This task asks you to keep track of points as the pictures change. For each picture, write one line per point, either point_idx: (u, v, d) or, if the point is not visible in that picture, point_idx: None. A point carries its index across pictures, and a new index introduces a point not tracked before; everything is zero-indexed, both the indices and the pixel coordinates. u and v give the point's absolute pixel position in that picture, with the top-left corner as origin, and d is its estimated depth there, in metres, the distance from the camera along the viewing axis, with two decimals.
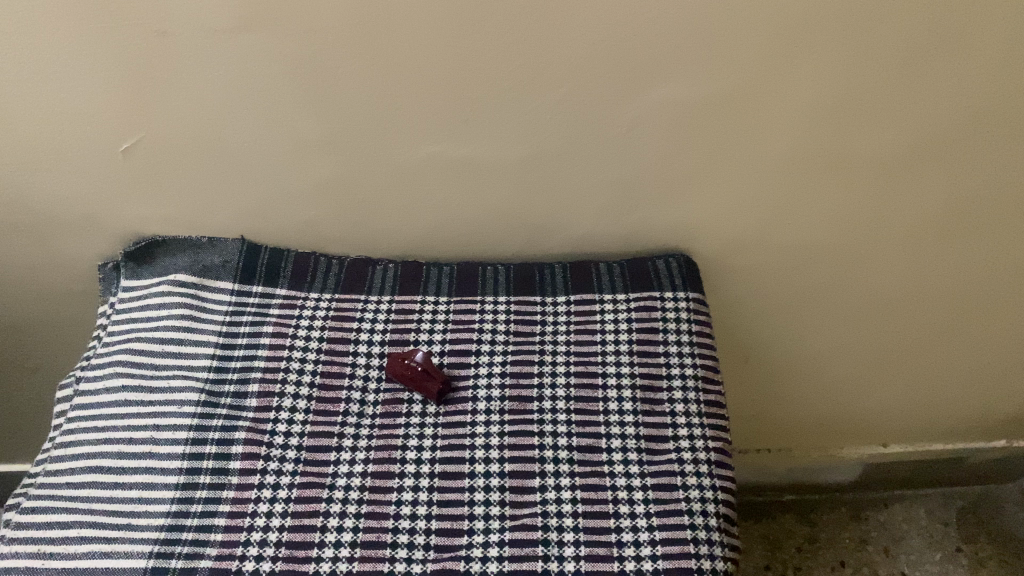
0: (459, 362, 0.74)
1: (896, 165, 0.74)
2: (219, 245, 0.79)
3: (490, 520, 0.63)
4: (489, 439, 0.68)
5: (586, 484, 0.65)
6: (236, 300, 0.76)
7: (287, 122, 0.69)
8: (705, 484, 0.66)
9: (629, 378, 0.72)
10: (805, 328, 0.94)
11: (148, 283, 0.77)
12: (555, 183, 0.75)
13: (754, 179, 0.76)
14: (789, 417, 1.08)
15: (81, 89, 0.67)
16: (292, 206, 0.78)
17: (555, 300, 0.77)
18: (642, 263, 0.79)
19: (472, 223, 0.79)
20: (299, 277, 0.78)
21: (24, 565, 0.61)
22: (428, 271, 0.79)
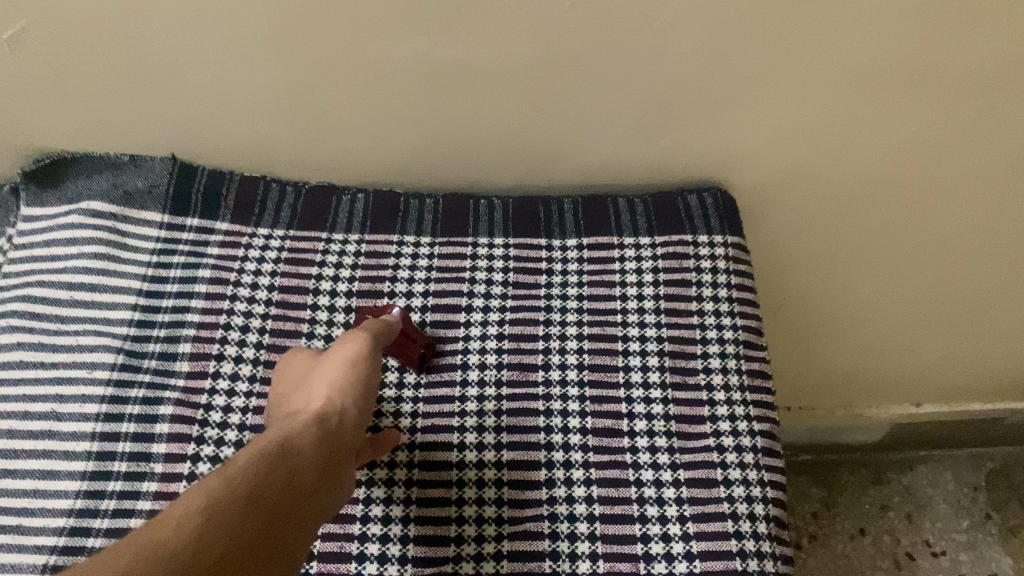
0: (447, 321, 0.60)
1: (1003, 95, 0.58)
2: (143, 165, 0.62)
3: (484, 525, 0.52)
4: (483, 420, 0.55)
5: (604, 479, 0.53)
6: (164, 239, 0.61)
7: (210, 12, 0.52)
8: (750, 478, 0.54)
9: (655, 345, 0.59)
10: (849, 277, 0.80)
11: (54, 213, 0.61)
12: (567, 98, 0.59)
13: (818, 104, 0.60)
14: (816, 371, 0.96)
15: None
16: (231, 121, 0.61)
17: (564, 245, 0.63)
18: (669, 197, 0.63)
19: (461, 146, 0.63)
20: (244, 208, 0.63)
21: None
22: (408, 204, 0.64)
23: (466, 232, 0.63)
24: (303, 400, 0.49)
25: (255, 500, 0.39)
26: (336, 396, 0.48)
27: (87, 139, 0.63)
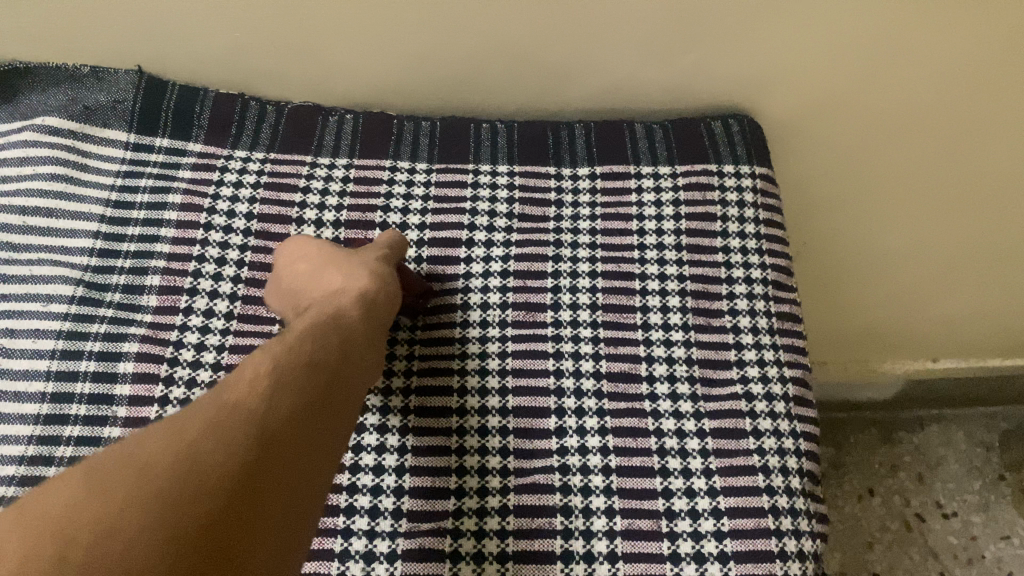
0: (445, 256, 0.54)
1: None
2: (105, 78, 0.56)
3: (488, 476, 0.47)
4: (487, 363, 0.50)
5: (620, 428, 0.48)
6: (131, 161, 0.55)
7: None
8: (782, 429, 0.49)
9: (677, 283, 0.53)
10: (875, 222, 0.75)
11: (5, 130, 0.55)
12: (582, 6, 0.52)
13: (863, 18, 0.53)
14: (831, 324, 0.91)
15: None
16: (203, 29, 0.54)
17: (574, 174, 0.57)
18: (690, 124, 0.58)
19: (461, 61, 0.57)
20: (220, 128, 0.56)
21: None
22: (402, 126, 0.58)
23: (466, 158, 0.57)
24: (332, 280, 0.46)
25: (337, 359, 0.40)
26: (379, 282, 0.46)
27: (40, 46, 0.56)
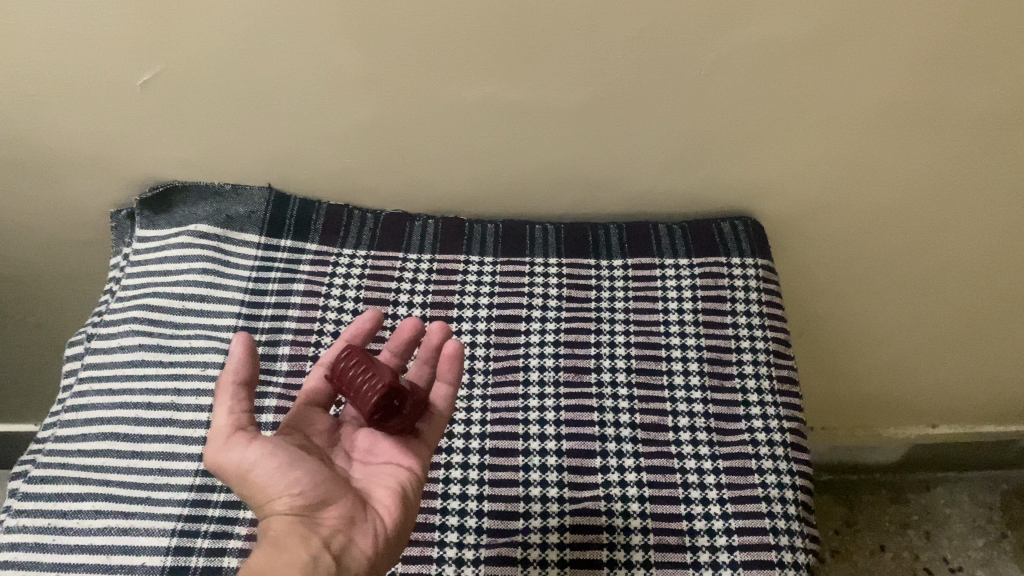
0: (509, 330, 0.68)
1: (1009, 126, 0.65)
2: (244, 194, 0.71)
3: (548, 502, 0.59)
4: (544, 415, 0.63)
5: (652, 466, 0.60)
6: (262, 257, 0.70)
7: (321, 59, 0.61)
8: (782, 468, 0.61)
9: (695, 351, 0.67)
10: (867, 302, 0.88)
11: (164, 235, 0.70)
12: (618, 134, 0.67)
13: (844, 135, 0.67)
14: (837, 393, 1.03)
15: (87, 16, 0.58)
16: (323, 156, 0.69)
17: (611, 265, 0.71)
18: (704, 225, 0.71)
19: (523, 175, 0.71)
20: (331, 230, 0.71)
21: (33, 541, 0.56)
22: (471, 228, 0.72)
23: (523, 253, 0.71)
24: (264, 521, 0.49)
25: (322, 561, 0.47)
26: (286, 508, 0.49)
27: (193, 169, 0.71)
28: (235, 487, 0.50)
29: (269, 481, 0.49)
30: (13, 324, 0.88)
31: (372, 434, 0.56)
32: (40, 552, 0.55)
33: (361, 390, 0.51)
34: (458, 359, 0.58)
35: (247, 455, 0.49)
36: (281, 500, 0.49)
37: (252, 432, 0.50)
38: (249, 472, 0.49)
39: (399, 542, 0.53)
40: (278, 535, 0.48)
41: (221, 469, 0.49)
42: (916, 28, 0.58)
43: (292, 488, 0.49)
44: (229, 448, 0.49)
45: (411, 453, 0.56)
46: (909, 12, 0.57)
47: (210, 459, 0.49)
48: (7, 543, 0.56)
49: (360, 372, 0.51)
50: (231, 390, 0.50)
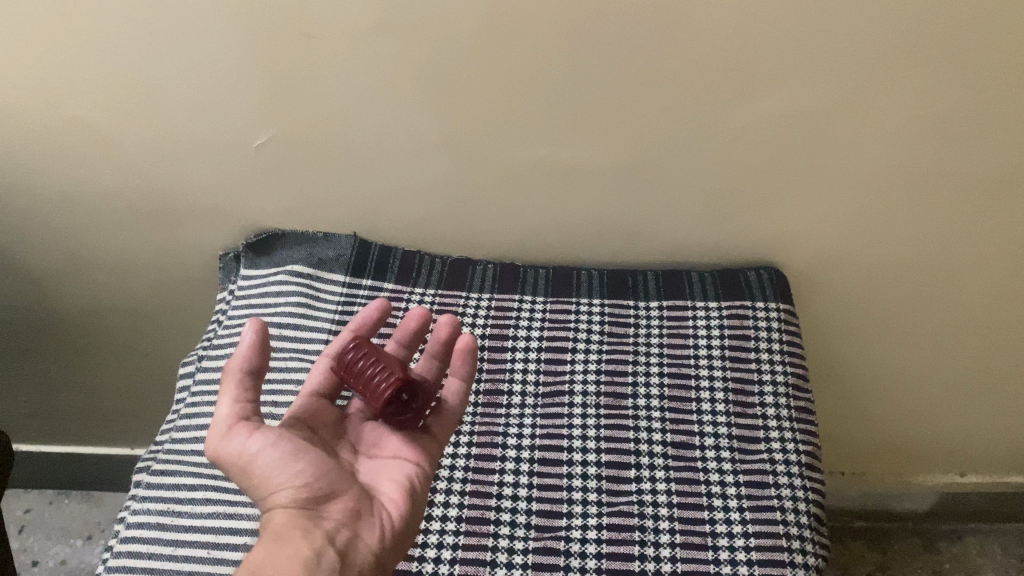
0: (557, 358, 0.78)
1: (1001, 185, 0.74)
2: (333, 240, 0.84)
3: (588, 504, 0.67)
4: (586, 432, 0.72)
5: (681, 477, 0.69)
6: (347, 291, 0.82)
7: (406, 126, 0.73)
8: (796, 483, 0.69)
9: (721, 382, 0.76)
10: (889, 350, 0.95)
11: (265, 273, 0.82)
12: (656, 192, 0.78)
13: (855, 193, 0.77)
14: (866, 439, 1.09)
15: (221, 90, 0.71)
16: (401, 209, 0.81)
17: (648, 305, 0.81)
18: (733, 274, 0.82)
19: (572, 227, 0.82)
20: (405, 271, 0.83)
21: (155, 521, 0.66)
22: (526, 272, 0.84)
23: (571, 294, 0.82)
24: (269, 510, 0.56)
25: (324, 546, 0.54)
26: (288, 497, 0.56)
27: (291, 219, 0.84)
28: (238, 477, 0.57)
29: (272, 472, 0.56)
30: (126, 351, 1.01)
31: (380, 430, 0.65)
32: (162, 530, 0.66)
33: (375, 381, 0.60)
34: (472, 351, 0.68)
35: (248, 445, 0.56)
36: (282, 492, 0.56)
37: (254, 422, 0.57)
38: (252, 462, 0.56)
39: (403, 539, 0.61)
40: (280, 526, 0.54)
41: (224, 460, 0.56)
42: (909, 99, 0.69)
43: (292, 480, 0.56)
44: (232, 440, 0.56)
45: (416, 449, 0.65)
46: (901, 86, 0.68)
47: (214, 450, 0.56)
48: (134, 522, 0.67)
49: (374, 367, 0.61)
50: (237, 378, 0.57)
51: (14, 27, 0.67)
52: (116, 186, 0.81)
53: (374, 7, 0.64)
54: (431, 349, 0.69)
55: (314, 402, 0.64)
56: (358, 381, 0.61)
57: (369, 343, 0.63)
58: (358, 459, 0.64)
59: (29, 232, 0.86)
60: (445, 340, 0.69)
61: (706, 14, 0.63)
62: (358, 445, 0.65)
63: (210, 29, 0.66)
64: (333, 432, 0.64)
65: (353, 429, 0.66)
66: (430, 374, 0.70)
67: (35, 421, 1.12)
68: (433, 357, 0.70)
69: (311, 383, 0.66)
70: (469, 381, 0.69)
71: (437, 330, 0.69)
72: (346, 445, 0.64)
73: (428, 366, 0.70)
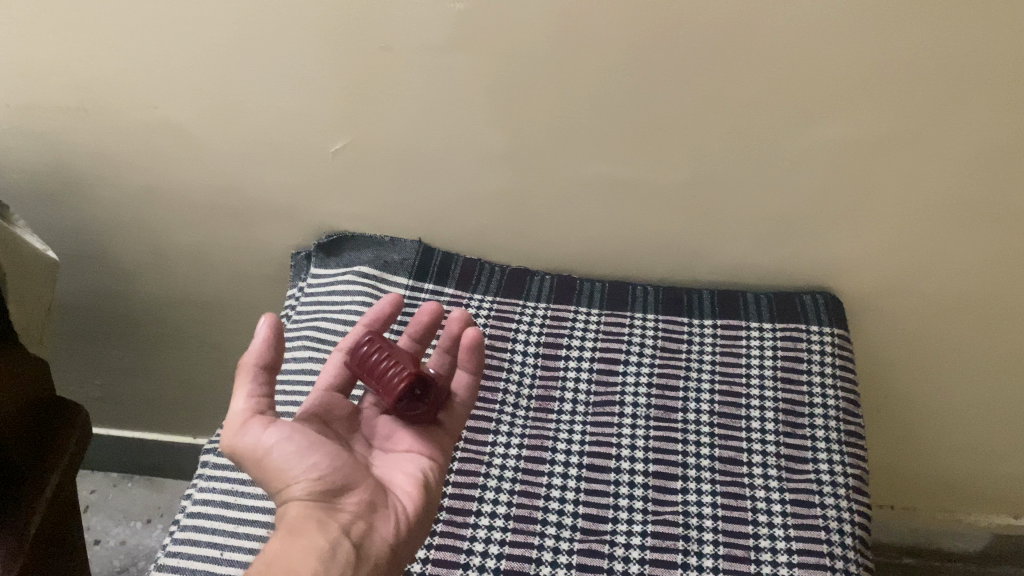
0: (609, 368, 0.80)
1: None
2: (399, 244, 0.87)
3: (633, 512, 0.69)
4: (635, 441, 0.74)
5: (727, 492, 0.71)
6: (409, 294, 0.85)
7: (475, 138, 0.76)
8: (842, 505, 0.70)
9: (772, 401, 0.77)
10: (944, 384, 0.94)
11: (334, 273, 0.86)
12: (714, 213, 0.80)
13: (913, 222, 0.78)
14: (918, 475, 1.08)
15: (303, 97, 0.76)
16: (465, 217, 0.85)
17: (702, 323, 0.82)
18: (789, 297, 0.83)
19: (630, 243, 0.84)
20: (465, 278, 0.86)
21: (220, 499, 0.70)
22: (582, 285, 0.86)
23: (626, 309, 0.84)
24: (284, 501, 0.58)
25: (337, 539, 0.56)
26: (302, 490, 0.58)
27: (360, 223, 0.87)
28: (254, 469, 0.59)
29: (287, 465, 0.58)
30: (196, 342, 1.06)
31: (393, 424, 0.67)
32: (226, 508, 0.69)
33: (388, 376, 0.63)
34: (477, 346, 0.68)
35: (264, 439, 0.58)
36: (297, 485, 0.58)
37: (268, 416, 0.58)
38: (267, 455, 0.58)
39: (418, 533, 0.63)
40: (295, 518, 0.57)
41: (239, 453, 0.58)
42: (974, 132, 0.69)
43: (307, 473, 0.58)
44: (247, 433, 0.57)
45: (430, 444, 0.67)
46: (966, 118, 0.69)
47: (230, 443, 0.58)
48: (201, 499, 0.70)
49: (385, 361, 0.64)
50: (251, 373, 0.58)
51: (122, 29, 0.72)
52: (200, 183, 0.86)
53: (457, 23, 0.67)
54: (444, 343, 0.72)
55: (328, 396, 0.66)
56: (370, 375, 0.64)
57: (381, 338, 0.66)
58: (372, 452, 0.66)
59: (117, 223, 0.91)
60: (457, 335, 0.71)
61: (775, 39, 0.65)
62: (372, 439, 0.67)
63: (298, 39, 0.71)
64: (347, 425, 0.66)
65: (367, 422, 0.68)
66: (442, 368, 0.72)
67: (105, 404, 1.17)
68: (445, 351, 0.72)
69: (326, 378, 0.68)
70: (479, 375, 0.70)
71: (448, 326, 0.71)
72: (360, 438, 0.67)
73: (440, 360, 0.72)
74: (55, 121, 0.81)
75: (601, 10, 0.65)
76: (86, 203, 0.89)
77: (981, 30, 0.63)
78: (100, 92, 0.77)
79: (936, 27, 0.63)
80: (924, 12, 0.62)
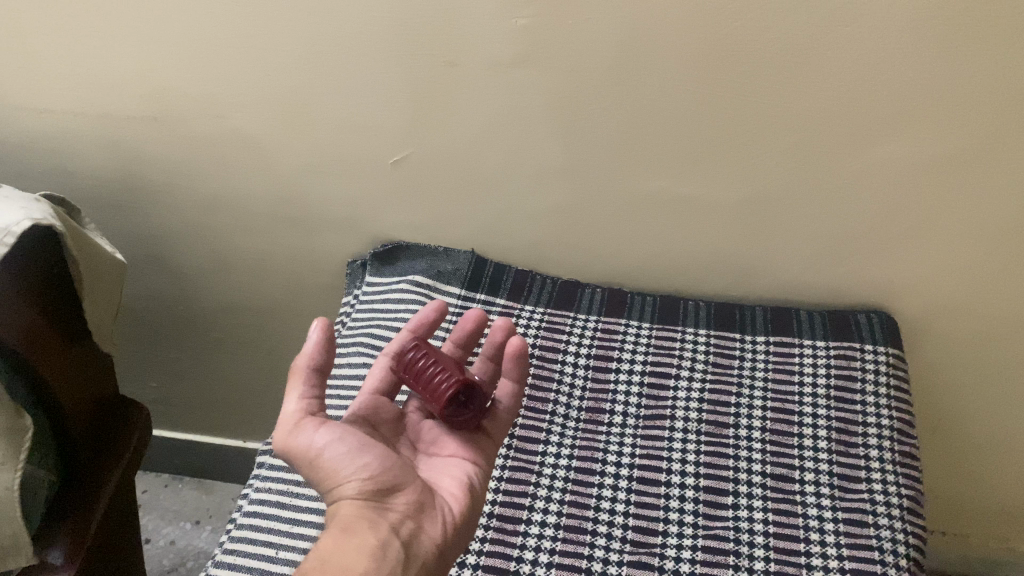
0: (659, 383, 0.80)
1: None
2: (452, 255, 0.89)
3: (683, 526, 0.69)
4: (685, 455, 0.74)
5: (778, 509, 0.70)
6: (461, 303, 0.86)
7: (534, 151, 0.77)
8: (897, 526, 0.69)
9: (824, 420, 0.76)
10: (1002, 409, 0.93)
11: (389, 281, 0.88)
12: (770, 229, 0.79)
13: (974, 243, 0.77)
14: (972, 502, 1.05)
15: (367, 108, 0.77)
16: (520, 229, 0.85)
17: (754, 339, 0.82)
18: (843, 316, 0.82)
19: (683, 258, 0.84)
20: (517, 290, 0.87)
21: (276, 499, 0.72)
22: (633, 299, 0.86)
23: (677, 323, 0.84)
24: (335, 499, 0.59)
25: (388, 537, 0.57)
26: (354, 490, 0.59)
27: (415, 233, 0.89)
28: (306, 469, 0.60)
29: (339, 465, 0.59)
30: (251, 347, 1.08)
31: (437, 429, 0.68)
32: (281, 508, 0.71)
33: (436, 382, 0.65)
34: (522, 355, 0.68)
35: (316, 439, 0.58)
36: (349, 484, 0.59)
37: (318, 418, 0.59)
38: (319, 455, 0.59)
39: (464, 537, 0.64)
40: (348, 517, 0.58)
41: (292, 452, 0.59)
42: None
43: (359, 473, 0.59)
44: (300, 434, 0.58)
45: (475, 450, 0.68)
46: None
47: (283, 443, 0.59)
48: (257, 499, 0.72)
49: (432, 367, 0.65)
50: (303, 376, 0.59)
51: (197, 42, 0.75)
52: (263, 192, 0.88)
53: (521, 39, 0.69)
54: (487, 351, 0.72)
55: (375, 399, 0.67)
56: (417, 381, 0.66)
57: (427, 344, 0.67)
58: (417, 456, 0.67)
59: (182, 229, 0.94)
60: (501, 343, 0.72)
61: (839, 56, 0.65)
62: (417, 442, 0.68)
63: (366, 52, 0.73)
64: (393, 428, 0.67)
65: (412, 427, 0.69)
66: (485, 375, 0.73)
67: (161, 406, 1.20)
68: (489, 359, 0.73)
69: (370, 384, 0.68)
70: (522, 383, 0.71)
71: (492, 334, 0.72)
72: (406, 442, 0.67)
73: (483, 367, 0.73)
74: (129, 130, 0.84)
75: (664, 27, 0.66)
76: (154, 210, 0.92)
77: None
78: (174, 103, 0.80)
79: (1002, 47, 0.63)
80: (990, 31, 0.62)
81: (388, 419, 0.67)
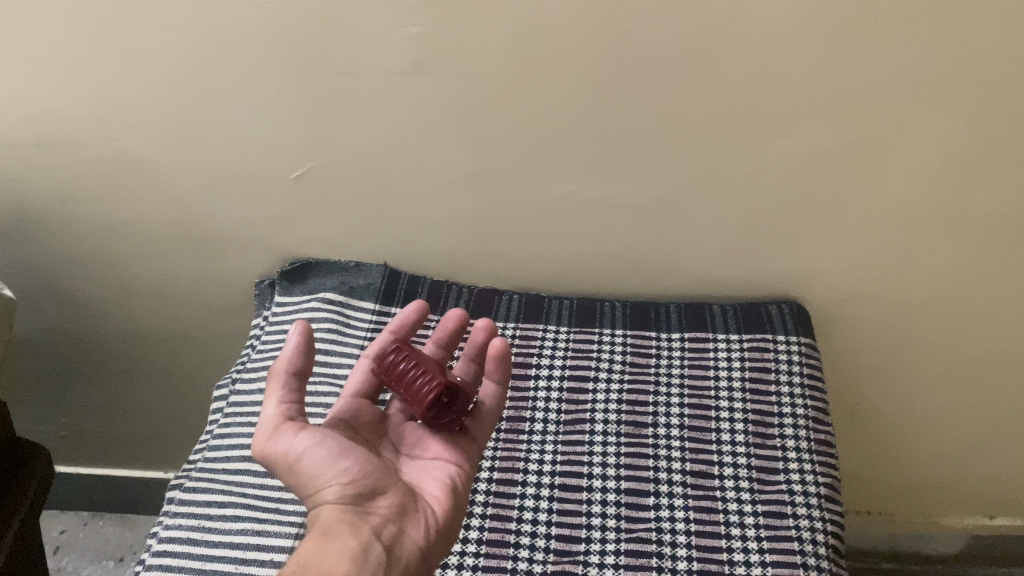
0: (579, 387, 0.79)
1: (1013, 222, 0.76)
2: (364, 269, 0.87)
3: (605, 531, 0.69)
4: (606, 459, 0.74)
5: (699, 506, 0.70)
6: (376, 318, 0.85)
7: (438, 160, 0.76)
8: (814, 514, 0.70)
9: (741, 413, 0.77)
10: (914, 388, 0.95)
11: (298, 300, 0.85)
12: (679, 227, 0.80)
13: (874, 228, 0.78)
14: (892, 479, 1.08)
15: (263, 124, 0.75)
16: (432, 240, 0.84)
17: (670, 336, 0.82)
18: (755, 308, 0.83)
19: (596, 260, 0.84)
20: (435, 300, 0.85)
21: (186, 535, 0.69)
22: (551, 302, 0.86)
23: (593, 326, 0.84)
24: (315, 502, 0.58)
25: (370, 539, 0.56)
26: (335, 492, 0.57)
27: (325, 249, 0.87)
28: (285, 474, 0.58)
29: (318, 470, 0.57)
30: (163, 375, 1.04)
31: (420, 431, 0.66)
32: (193, 544, 0.68)
33: (417, 384, 0.61)
34: (504, 355, 0.66)
35: (296, 444, 0.57)
36: (330, 489, 0.58)
37: (298, 421, 0.58)
38: (299, 460, 0.57)
39: (447, 540, 0.62)
40: (329, 521, 0.56)
41: (271, 458, 0.58)
42: (927, 137, 0.70)
43: (339, 477, 0.58)
44: (278, 440, 0.57)
45: (459, 451, 0.66)
46: (919, 124, 0.69)
47: (261, 449, 0.57)
48: (166, 536, 0.69)
49: (412, 369, 0.62)
50: (282, 379, 0.58)
51: (76, 63, 0.71)
52: (160, 215, 0.85)
53: (413, 47, 0.67)
54: (469, 352, 0.70)
55: (356, 403, 0.66)
56: (398, 384, 0.63)
57: (408, 345, 0.65)
58: (400, 459, 0.65)
59: (79, 257, 0.90)
60: (482, 344, 0.70)
61: (732, 53, 0.66)
62: (399, 445, 0.66)
63: (255, 67, 0.70)
64: (375, 431, 0.66)
65: (395, 429, 0.67)
66: (467, 376, 0.71)
67: (73, 442, 1.15)
68: (471, 359, 0.71)
69: (352, 385, 0.67)
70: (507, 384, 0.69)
71: (473, 336, 0.70)
72: (388, 444, 0.66)
73: (466, 368, 0.71)
74: (10, 157, 0.79)
75: (557, 29, 0.65)
76: (46, 239, 0.88)
77: (928, 37, 0.64)
78: (58, 127, 0.77)
79: (885, 37, 0.64)
80: (872, 23, 0.63)
81: (368, 421, 0.65)
